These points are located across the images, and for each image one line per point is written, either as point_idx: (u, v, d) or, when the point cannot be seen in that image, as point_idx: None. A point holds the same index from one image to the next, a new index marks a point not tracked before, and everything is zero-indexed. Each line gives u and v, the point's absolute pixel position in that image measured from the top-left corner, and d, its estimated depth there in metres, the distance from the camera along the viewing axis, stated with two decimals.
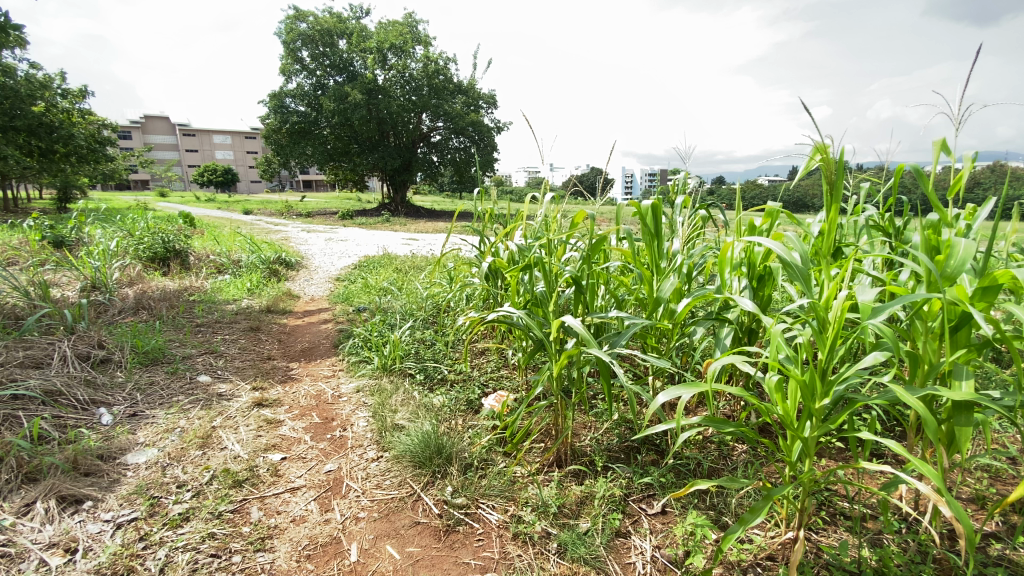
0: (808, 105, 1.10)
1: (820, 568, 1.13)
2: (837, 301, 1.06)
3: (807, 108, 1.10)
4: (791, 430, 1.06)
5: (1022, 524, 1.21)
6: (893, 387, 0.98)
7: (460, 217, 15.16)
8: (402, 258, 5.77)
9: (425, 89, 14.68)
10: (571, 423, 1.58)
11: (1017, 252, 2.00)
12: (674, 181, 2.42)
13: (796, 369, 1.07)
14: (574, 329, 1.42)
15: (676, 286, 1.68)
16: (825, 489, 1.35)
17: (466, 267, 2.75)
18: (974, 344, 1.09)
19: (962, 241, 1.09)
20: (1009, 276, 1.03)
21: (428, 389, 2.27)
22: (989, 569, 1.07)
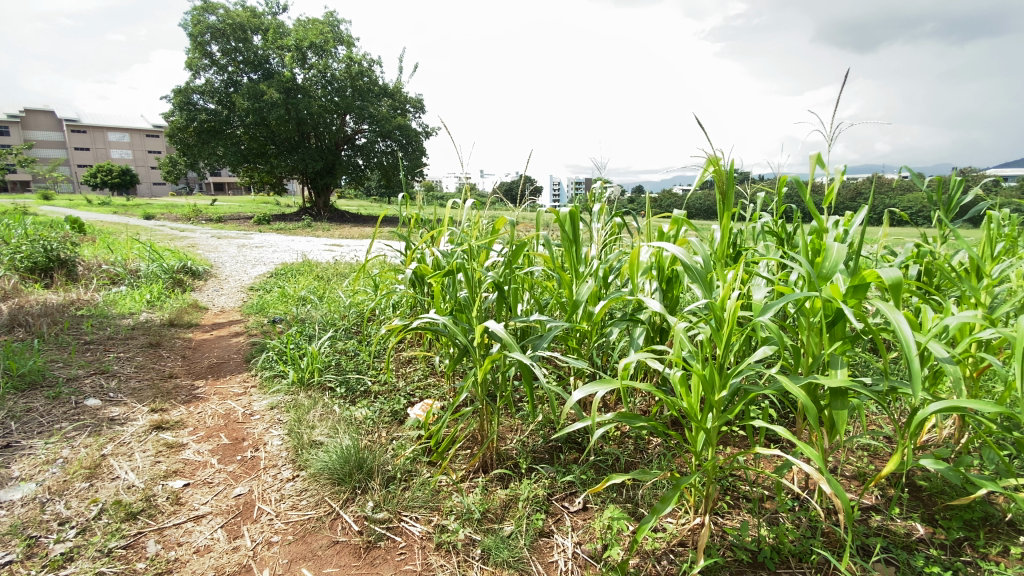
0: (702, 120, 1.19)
1: (725, 550, 1.21)
2: (731, 301, 1.16)
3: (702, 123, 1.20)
4: (695, 422, 1.14)
5: (895, 496, 1.37)
6: (780, 378, 1.08)
7: (384, 223, 14.82)
8: (324, 265, 5.53)
9: (348, 90, 14.22)
10: (496, 427, 1.59)
11: (886, 254, 2.27)
12: (593, 189, 2.52)
13: (697, 364, 1.15)
14: (497, 333, 1.42)
15: (594, 290, 1.74)
16: (730, 476, 1.46)
17: (391, 274, 2.68)
18: (848, 336, 1.22)
19: (835, 245, 1.23)
20: (874, 276, 1.16)
21: (350, 402, 2.18)
22: (869, 539, 1.21)
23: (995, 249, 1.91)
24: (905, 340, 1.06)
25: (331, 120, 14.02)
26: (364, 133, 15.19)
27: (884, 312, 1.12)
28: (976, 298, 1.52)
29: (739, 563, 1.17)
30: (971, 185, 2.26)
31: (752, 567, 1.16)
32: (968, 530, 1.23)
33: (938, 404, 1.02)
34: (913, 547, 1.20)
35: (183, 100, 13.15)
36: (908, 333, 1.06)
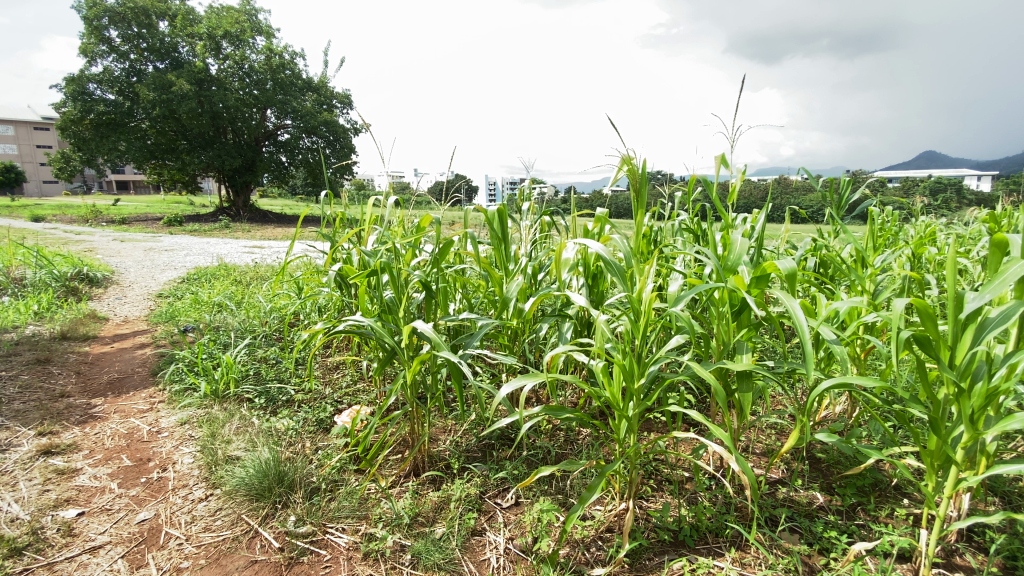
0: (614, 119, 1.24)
1: (650, 532, 1.26)
2: (648, 293, 1.22)
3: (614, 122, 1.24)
4: (617, 410, 1.18)
5: (798, 469, 1.49)
6: (692, 365, 1.15)
7: (306, 223, 14.16)
8: (242, 268, 5.19)
9: (268, 83, 13.44)
10: (427, 429, 1.57)
11: (788, 248, 2.48)
12: (521, 188, 2.54)
13: (619, 355, 1.19)
14: (425, 334, 1.40)
15: (522, 287, 1.76)
16: (653, 460, 1.53)
17: (315, 276, 2.57)
18: (753, 324, 1.32)
19: (739, 238, 1.33)
20: (774, 268, 1.26)
21: (271, 413, 2.06)
22: (776, 510, 1.31)
23: (877, 243, 2.14)
24: (799, 326, 1.16)
25: (248, 114, 13.18)
26: (285, 128, 14.42)
27: (783, 301, 1.22)
28: (861, 287, 1.69)
29: (662, 543, 1.23)
30: (857, 185, 2.51)
31: (674, 546, 1.22)
32: (860, 495, 1.36)
33: (829, 382, 1.12)
34: (813, 514, 1.32)
35: (77, 88, 11.86)
36: (802, 319, 1.16)
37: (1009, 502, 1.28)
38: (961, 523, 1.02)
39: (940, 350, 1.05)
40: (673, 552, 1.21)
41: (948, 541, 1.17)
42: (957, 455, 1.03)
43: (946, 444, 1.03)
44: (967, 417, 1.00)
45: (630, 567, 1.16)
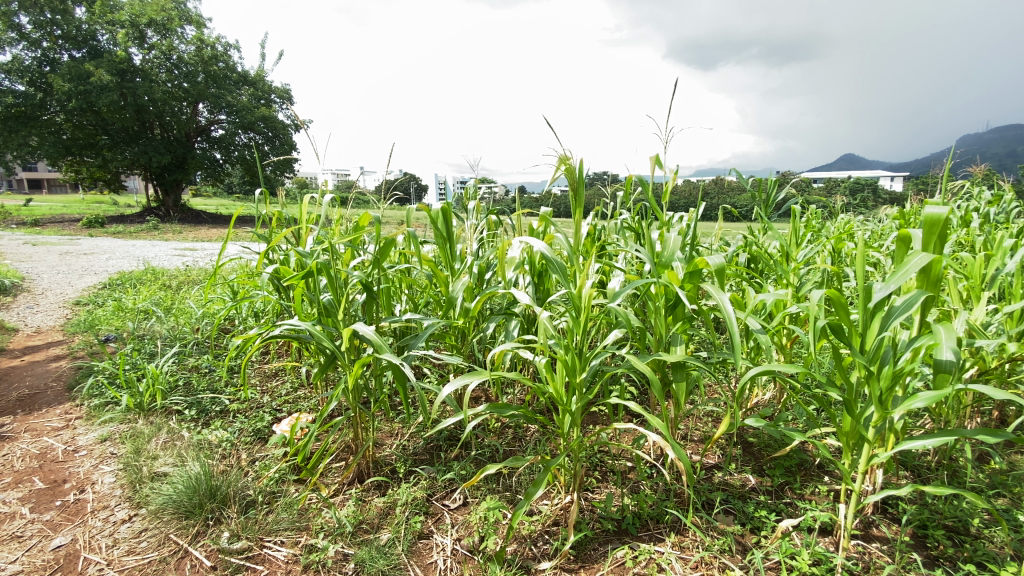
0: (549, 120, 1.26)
1: (594, 523, 1.29)
2: (587, 290, 1.25)
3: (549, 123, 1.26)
4: (561, 405, 1.20)
5: (732, 453, 1.58)
6: (630, 358, 1.19)
7: (241, 224, 13.46)
8: (171, 272, 4.86)
9: (199, 76, 12.64)
10: (372, 433, 1.53)
11: (722, 244, 2.61)
12: (467, 187, 2.53)
13: (561, 351, 1.22)
14: (365, 337, 1.36)
15: (468, 286, 1.75)
16: (599, 453, 1.56)
17: (250, 278, 2.44)
18: (688, 318, 1.38)
19: (673, 236, 1.39)
20: (705, 264, 1.33)
21: (203, 425, 1.94)
22: (712, 494, 1.37)
23: (801, 240, 2.29)
24: (727, 318, 1.23)
25: (177, 108, 12.33)
26: (218, 124, 13.58)
27: (713, 295, 1.29)
28: (786, 280, 1.81)
29: (606, 533, 1.26)
30: (784, 186, 2.68)
31: (618, 534, 1.26)
32: (787, 475, 1.46)
33: (755, 370, 1.19)
34: (746, 495, 1.39)
35: None
36: (730, 311, 1.23)
37: (916, 475, 1.41)
38: (874, 496, 1.10)
39: (850, 337, 1.14)
40: (617, 541, 1.24)
41: (865, 514, 1.26)
42: (869, 434, 1.12)
43: (859, 424, 1.11)
44: (877, 397, 1.08)
45: (576, 559, 1.18)
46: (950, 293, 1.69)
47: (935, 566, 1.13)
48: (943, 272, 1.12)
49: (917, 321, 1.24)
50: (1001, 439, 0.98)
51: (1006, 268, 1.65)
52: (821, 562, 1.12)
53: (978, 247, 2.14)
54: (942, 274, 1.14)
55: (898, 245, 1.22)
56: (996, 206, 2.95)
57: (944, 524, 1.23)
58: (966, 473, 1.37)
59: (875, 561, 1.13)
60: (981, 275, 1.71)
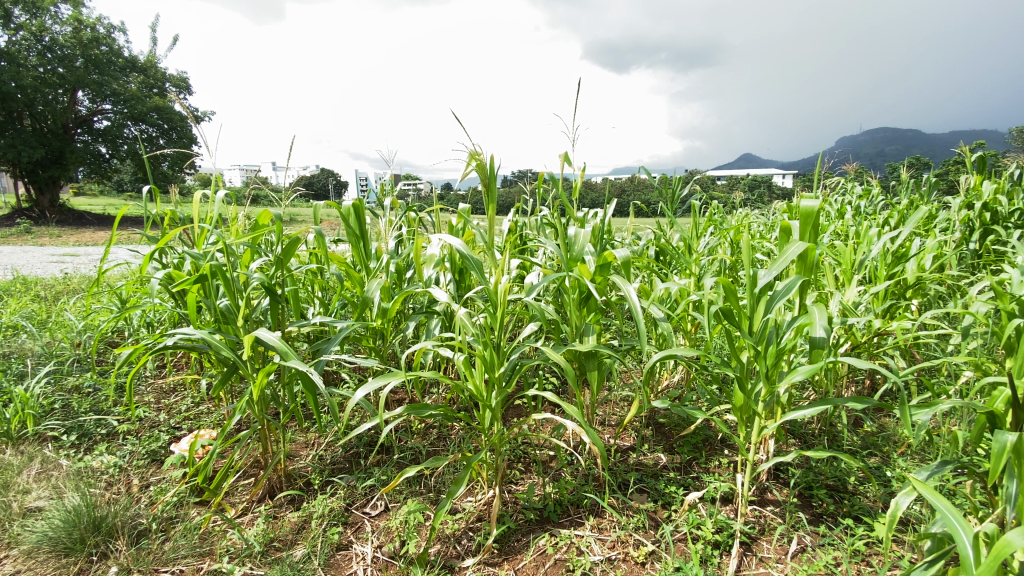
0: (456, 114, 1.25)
1: (518, 514, 1.31)
2: (502, 285, 1.26)
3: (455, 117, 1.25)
4: (480, 401, 1.20)
5: (646, 435, 1.67)
6: (546, 350, 1.22)
7: (129, 225, 12.14)
8: (48, 280, 4.30)
9: (78, 60, 11.27)
10: (283, 445, 1.44)
11: (636, 238, 2.75)
12: (383, 183, 2.48)
13: (478, 347, 1.22)
14: (269, 344, 1.28)
15: (385, 286, 1.70)
16: (522, 445, 1.58)
17: (140, 285, 2.21)
18: (599, 309, 1.44)
19: (583, 231, 1.46)
20: (613, 256, 1.40)
21: (87, 451, 1.73)
22: (628, 475, 1.44)
23: (703, 233, 2.46)
24: (634, 308, 1.30)
25: (50, 95, 10.90)
26: (101, 114, 12.17)
27: (621, 287, 1.36)
28: (690, 271, 1.94)
29: (529, 523, 1.28)
30: (688, 183, 2.87)
31: (540, 523, 1.29)
32: (694, 451, 1.56)
33: (660, 355, 1.27)
34: (659, 473, 1.48)
35: None
36: (636, 301, 1.30)
37: (804, 441, 1.57)
38: (766, 463, 1.21)
39: (739, 320, 1.25)
40: (540, 530, 1.27)
41: (761, 481, 1.38)
42: (759, 407, 1.23)
43: (751, 399, 1.22)
44: (765, 373, 1.19)
45: (499, 552, 1.19)
46: (826, 278, 1.90)
47: (818, 521, 1.26)
48: (816, 259, 1.26)
49: (797, 303, 1.38)
50: (865, 404, 1.12)
51: (870, 254, 1.89)
52: (723, 529, 1.21)
53: (851, 237, 2.42)
54: (816, 260, 1.28)
55: (780, 236, 1.35)
56: (866, 201, 3.35)
57: (826, 483, 1.38)
58: (843, 437, 1.55)
59: (770, 524, 1.24)
60: (851, 261, 1.94)
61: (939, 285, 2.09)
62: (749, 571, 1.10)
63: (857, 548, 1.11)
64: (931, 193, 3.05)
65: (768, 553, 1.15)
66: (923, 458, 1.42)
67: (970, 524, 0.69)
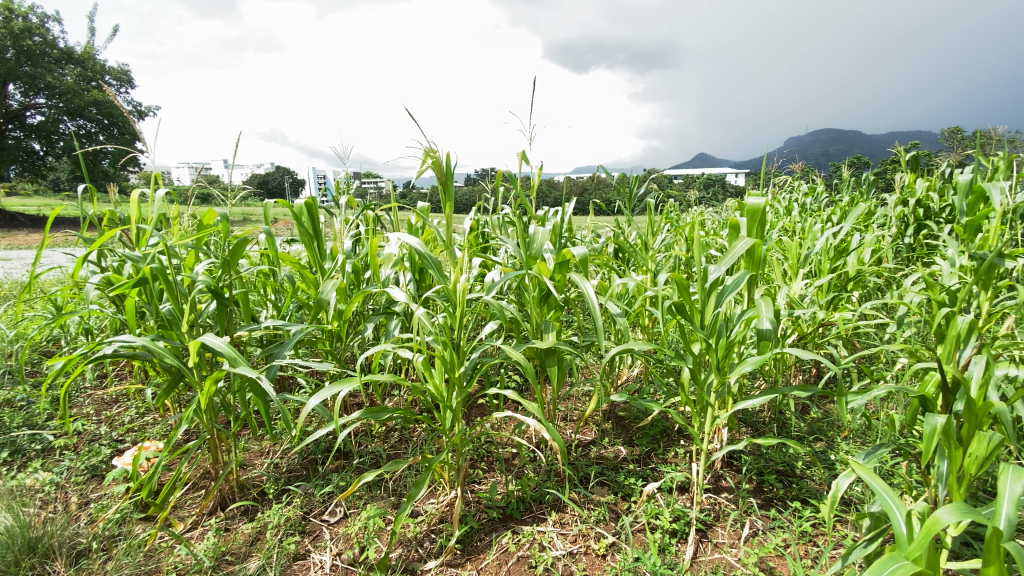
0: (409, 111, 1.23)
1: (480, 513, 1.31)
2: (460, 284, 1.25)
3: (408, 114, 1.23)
4: (441, 402, 1.19)
5: (607, 428, 1.70)
6: (505, 348, 1.22)
7: (64, 227, 11.40)
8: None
9: (6, 51, 10.53)
10: (235, 454, 1.38)
11: (595, 236, 2.79)
12: (338, 182, 2.42)
13: (437, 348, 1.20)
14: (216, 350, 1.22)
15: (341, 286, 1.65)
16: (485, 444, 1.58)
17: (77, 290, 2.08)
18: (559, 306, 1.45)
19: (541, 229, 1.47)
20: (570, 254, 1.42)
21: (20, 468, 1.61)
22: (589, 469, 1.46)
23: (659, 230, 2.53)
24: (591, 305, 1.32)
25: None
26: (31, 108, 11.39)
27: (579, 283, 1.37)
28: (646, 267, 1.98)
29: (492, 521, 1.28)
30: (645, 181, 2.93)
31: (503, 522, 1.29)
32: (653, 442, 1.60)
33: (617, 349, 1.29)
34: (619, 466, 1.51)
35: None
36: (594, 298, 1.31)
37: (755, 429, 1.63)
38: (719, 452, 1.26)
39: (692, 314, 1.28)
40: (502, 528, 1.27)
41: (715, 469, 1.43)
42: (712, 398, 1.27)
43: (704, 390, 1.25)
44: (716, 365, 1.23)
45: (462, 553, 1.18)
46: (774, 272, 1.98)
47: (769, 506, 1.31)
48: (763, 254, 1.31)
49: (745, 297, 1.44)
50: (809, 392, 1.17)
51: (814, 249, 1.99)
52: (680, 517, 1.24)
53: (797, 232, 2.53)
54: (762, 255, 1.33)
55: (729, 232, 1.40)
56: (811, 198, 3.52)
57: (776, 469, 1.44)
58: (791, 423, 1.62)
59: (724, 510, 1.28)
60: (797, 255, 2.03)
61: (876, 277, 2.22)
62: (705, 557, 1.14)
63: (804, 530, 1.16)
64: (870, 190, 3.23)
65: (723, 539, 1.19)
66: (863, 441, 1.51)
67: (903, 502, 0.72)
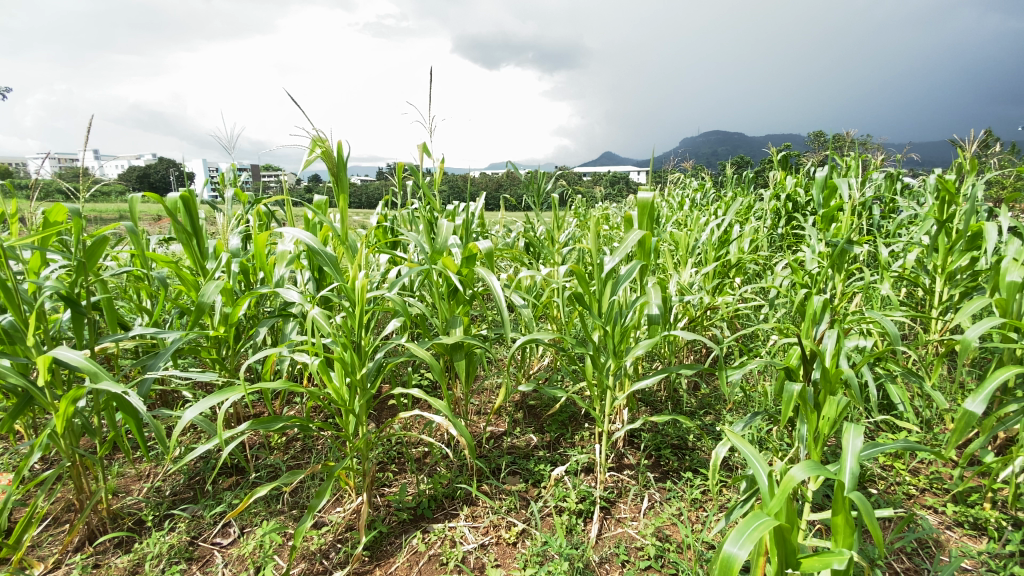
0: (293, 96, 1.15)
1: (390, 517, 1.27)
2: (358, 281, 1.19)
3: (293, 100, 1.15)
4: (342, 406, 1.13)
5: (518, 418, 1.73)
6: (410, 346, 1.18)
7: None
8: None
9: None
10: (105, 481, 1.22)
11: (505, 230, 2.82)
12: (224, 174, 2.22)
13: (336, 349, 1.13)
14: (70, 365, 1.07)
15: (227, 287, 1.50)
16: (395, 445, 1.54)
17: None
18: (465, 300, 1.45)
19: (443, 223, 1.47)
20: (475, 248, 1.42)
21: None
22: (501, 460, 1.48)
23: (566, 224, 2.61)
24: (497, 298, 1.33)
25: None
26: None
27: (484, 277, 1.37)
28: (553, 260, 2.04)
29: (402, 523, 1.25)
30: (552, 177, 3.02)
31: (414, 522, 1.26)
32: (561, 428, 1.66)
33: (523, 340, 1.31)
34: (529, 453, 1.54)
35: None
36: (499, 290, 1.32)
37: (653, 408, 1.75)
38: (620, 432, 1.33)
39: (589, 302, 1.34)
40: (413, 529, 1.24)
41: (618, 448, 1.51)
42: (611, 381, 1.33)
43: (603, 374, 1.32)
44: (613, 349, 1.30)
45: (370, 559, 1.14)
46: (667, 262, 2.14)
47: (665, 478, 1.41)
48: (652, 245, 1.40)
49: (639, 284, 1.52)
50: (695, 370, 1.27)
51: (701, 239, 2.16)
52: (586, 497, 1.30)
53: (688, 224, 2.74)
54: (653, 246, 1.42)
55: (623, 224, 1.48)
56: (700, 193, 3.84)
57: (672, 443, 1.55)
58: (683, 400, 1.75)
59: (626, 486, 1.36)
60: (687, 245, 2.20)
61: (754, 264, 2.47)
62: (609, 533, 1.20)
63: (695, 497, 1.27)
64: (749, 186, 3.58)
65: (625, 514, 1.26)
66: (745, 411, 1.67)
67: (766, 463, 0.80)
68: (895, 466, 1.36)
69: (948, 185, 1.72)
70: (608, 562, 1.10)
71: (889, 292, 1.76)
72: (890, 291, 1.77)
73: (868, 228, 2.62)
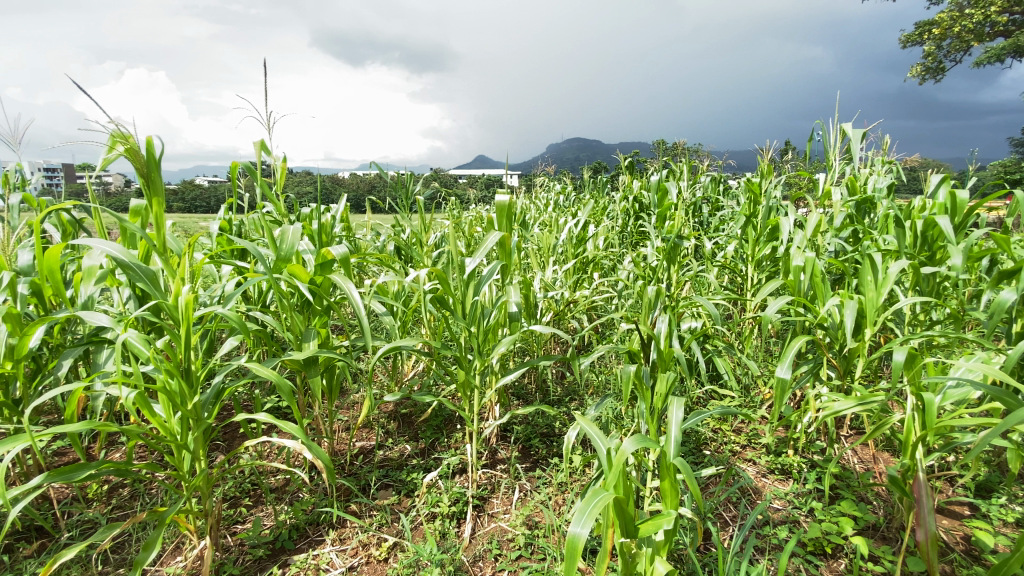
0: (80, 85, 0.97)
1: (243, 556, 1.15)
2: (182, 297, 1.04)
3: (79, 88, 0.97)
4: (172, 443, 0.98)
5: (390, 428, 1.67)
6: (251, 366, 1.07)
7: None
8: None
9: None
10: None
11: (371, 233, 2.71)
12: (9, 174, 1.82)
13: (160, 377, 0.98)
14: None
15: (13, 312, 1.22)
16: (248, 477, 1.39)
17: None
18: (320, 311, 1.35)
19: (288, 228, 1.36)
20: (327, 253, 1.33)
21: None
22: (371, 475, 1.42)
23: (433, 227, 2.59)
24: (354, 307, 1.26)
25: None
26: None
27: (339, 285, 1.29)
28: (420, 263, 2.01)
29: (258, 561, 1.13)
30: (419, 179, 2.98)
31: (272, 557, 1.15)
32: (436, 432, 1.64)
33: (384, 350, 1.26)
34: (402, 463, 1.50)
35: None
36: (356, 299, 1.26)
37: (524, 400, 1.81)
38: (490, 428, 1.35)
39: (451, 305, 1.33)
40: (271, 564, 1.13)
41: (490, 445, 1.54)
42: (477, 380, 1.35)
43: (469, 374, 1.33)
44: (477, 349, 1.33)
45: None
46: (532, 261, 2.23)
47: (534, 467, 1.48)
48: (511, 245, 1.44)
49: (502, 284, 1.56)
50: (554, 362, 1.34)
51: (561, 239, 2.29)
52: (458, 499, 1.30)
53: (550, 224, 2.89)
54: (512, 246, 1.46)
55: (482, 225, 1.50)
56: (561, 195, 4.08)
57: (541, 432, 1.63)
58: (551, 390, 1.85)
59: (498, 481, 1.39)
60: (549, 245, 2.31)
61: (608, 258, 2.69)
62: (482, 530, 1.22)
63: (561, 481, 1.34)
64: (604, 187, 3.89)
65: (497, 508, 1.30)
66: (604, 393, 1.81)
67: (608, 441, 0.88)
68: (722, 429, 1.58)
69: (753, 187, 2.04)
70: (481, 559, 1.12)
71: (714, 279, 2.03)
72: (714, 279, 2.06)
73: (698, 225, 3.01)
